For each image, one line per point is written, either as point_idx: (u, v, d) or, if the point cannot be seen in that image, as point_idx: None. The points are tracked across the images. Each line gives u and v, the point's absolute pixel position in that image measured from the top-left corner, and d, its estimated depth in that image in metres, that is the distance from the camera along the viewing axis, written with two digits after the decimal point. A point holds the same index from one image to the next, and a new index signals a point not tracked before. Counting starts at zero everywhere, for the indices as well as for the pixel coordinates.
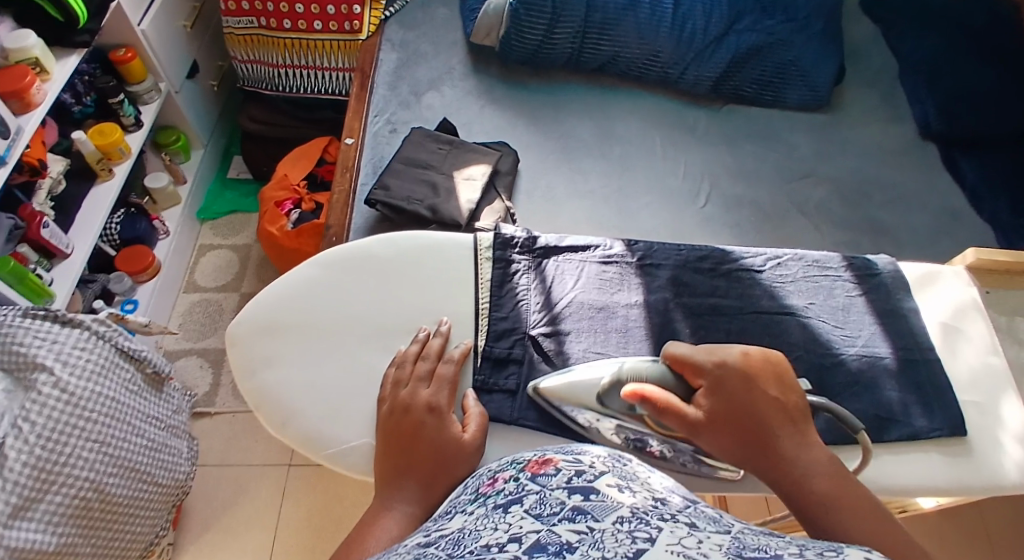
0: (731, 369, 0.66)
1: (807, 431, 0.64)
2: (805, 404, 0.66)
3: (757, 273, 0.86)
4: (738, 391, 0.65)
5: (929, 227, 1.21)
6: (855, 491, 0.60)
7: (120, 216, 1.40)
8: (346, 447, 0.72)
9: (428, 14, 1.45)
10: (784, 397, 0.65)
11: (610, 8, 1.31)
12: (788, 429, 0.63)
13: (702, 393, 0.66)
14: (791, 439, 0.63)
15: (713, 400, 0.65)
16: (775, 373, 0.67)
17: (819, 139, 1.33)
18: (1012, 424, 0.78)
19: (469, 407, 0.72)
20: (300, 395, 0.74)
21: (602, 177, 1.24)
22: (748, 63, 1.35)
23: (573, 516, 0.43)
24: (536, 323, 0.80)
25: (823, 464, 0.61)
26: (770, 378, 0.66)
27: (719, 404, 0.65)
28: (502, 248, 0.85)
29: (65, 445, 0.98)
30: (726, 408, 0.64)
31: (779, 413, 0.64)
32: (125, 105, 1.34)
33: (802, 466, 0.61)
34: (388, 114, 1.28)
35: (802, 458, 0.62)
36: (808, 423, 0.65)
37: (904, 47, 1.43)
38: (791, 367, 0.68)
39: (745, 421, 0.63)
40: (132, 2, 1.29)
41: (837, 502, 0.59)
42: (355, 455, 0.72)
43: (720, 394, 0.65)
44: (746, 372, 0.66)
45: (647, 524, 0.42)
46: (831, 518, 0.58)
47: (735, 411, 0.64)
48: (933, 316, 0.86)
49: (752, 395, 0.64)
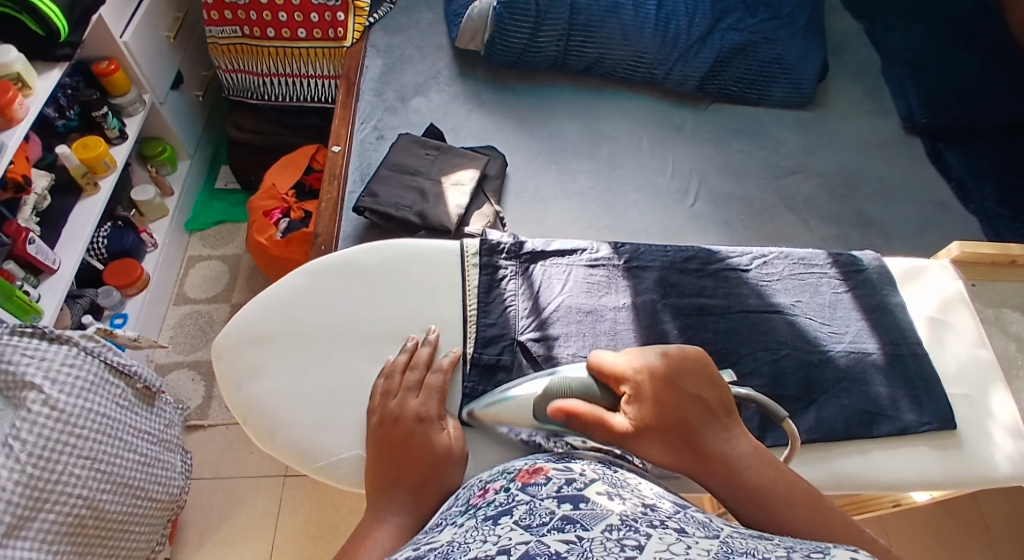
0: (652, 374, 0.66)
1: (731, 424, 0.64)
2: (726, 396, 0.66)
3: (743, 272, 0.86)
4: (663, 395, 0.64)
5: (917, 220, 1.22)
6: (791, 481, 0.60)
7: (107, 229, 1.39)
8: (336, 459, 0.72)
9: (412, 19, 1.45)
10: (708, 393, 0.65)
11: (594, 10, 1.31)
12: (714, 425, 0.63)
13: (627, 400, 0.65)
14: (721, 435, 0.63)
15: (639, 405, 0.64)
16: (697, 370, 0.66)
17: (805, 134, 1.34)
18: (1001, 416, 0.79)
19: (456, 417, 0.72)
20: (287, 407, 0.74)
21: (590, 178, 1.24)
22: (733, 61, 1.35)
23: (562, 526, 0.43)
24: (525, 329, 0.80)
25: (755, 458, 0.62)
26: (693, 377, 0.65)
27: (645, 409, 0.64)
28: (488, 254, 0.85)
29: (56, 463, 0.97)
30: (654, 412, 0.63)
31: (705, 412, 0.64)
32: (109, 118, 1.33)
33: (734, 462, 0.61)
34: (374, 120, 1.28)
35: (732, 454, 0.62)
36: (735, 416, 0.65)
37: (888, 41, 1.44)
38: (709, 360, 0.67)
39: (674, 422, 0.63)
40: (114, 14, 1.29)
41: (774, 496, 0.59)
42: (345, 466, 0.71)
43: (645, 399, 0.64)
44: (668, 375, 0.65)
45: (636, 532, 0.42)
46: (771, 512, 0.59)
47: (664, 415, 0.63)
48: (920, 309, 0.86)
49: (677, 398, 0.64)
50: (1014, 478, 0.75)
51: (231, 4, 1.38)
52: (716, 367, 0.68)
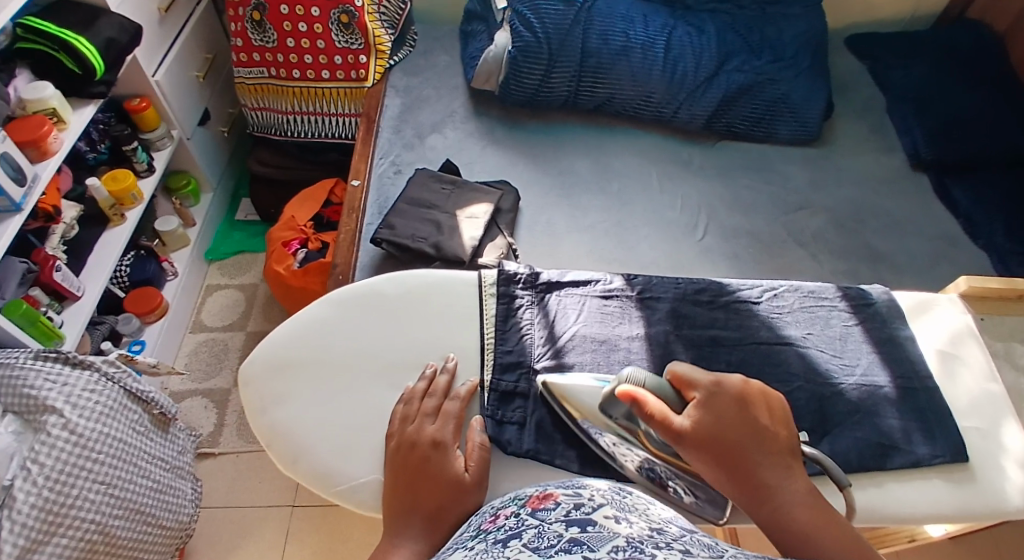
0: (726, 391, 0.68)
1: (792, 464, 0.65)
2: (792, 439, 0.67)
3: (754, 304, 0.88)
4: (730, 410, 0.66)
5: (925, 255, 1.23)
6: (837, 525, 0.60)
7: (130, 258, 1.44)
8: (356, 484, 0.73)
9: (430, 60, 1.50)
10: (773, 425, 0.67)
11: (604, 52, 1.36)
12: (774, 458, 0.64)
13: (695, 405, 0.67)
14: (776, 465, 0.64)
15: (704, 413, 0.66)
16: (771, 406, 0.68)
17: (812, 172, 1.37)
18: (1013, 449, 0.79)
19: (472, 437, 0.73)
20: (310, 431, 0.76)
21: (602, 213, 1.27)
22: (739, 101, 1.39)
23: (569, 547, 0.44)
24: (541, 357, 0.81)
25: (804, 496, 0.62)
26: (762, 407, 0.68)
27: (710, 418, 0.65)
28: (506, 284, 0.87)
29: (72, 487, 0.99)
30: (716, 424, 0.65)
31: (770, 444, 0.65)
32: (138, 152, 1.38)
33: (783, 494, 0.62)
34: (393, 155, 1.32)
35: (783, 487, 0.63)
36: (795, 455, 0.66)
37: (891, 82, 1.47)
38: (784, 403, 0.70)
39: (732, 438, 0.64)
40: (147, 54, 1.34)
41: (815, 532, 0.59)
42: (365, 490, 0.73)
43: (713, 412, 0.66)
44: (740, 396, 0.67)
45: (642, 552, 0.44)
46: (809, 547, 0.59)
47: (724, 428, 0.65)
48: (930, 342, 0.87)
49: (744, 420, 0.66)
50: None
51: (259, 46, 1.44)
52: (791, 414, 0.70)
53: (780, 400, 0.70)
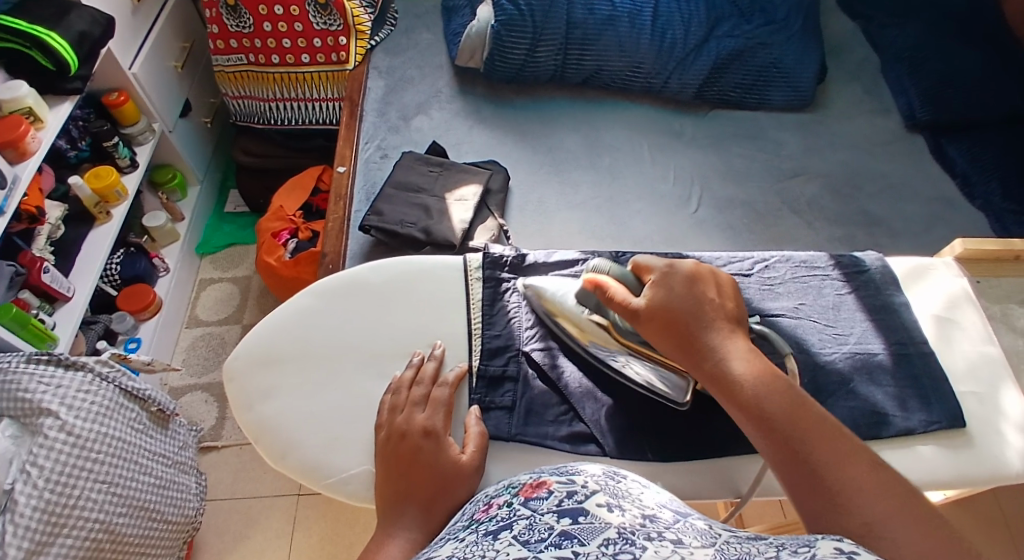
0: (678, 271, 0.70)
1: (738, 332, 0.66)
2: (740, 311, 0.69)
3: (745, 277, 0.86)
4: (681, 287, 0.68)
5: (923, 217, 1.21)
6: (781, 385, 0.61)
7: (120, 256, 1.42)
8: (345, 475, 0.72)
9: (413, 39, 1.47)
10: (721, 299, 0.68)
11: (590, 24, 1.33)
12: (720, 324, 0.66)
13: (649, 285, 0.70)
14: (723, 335, 0.65)
15: (657, 292, 0.69)
16: (721, 284, 0.70)
17: (806, 137, 1.34)
18: (1011, 413, 0.78)
19: (468, 427, 0.72)
20: (298, 426, 0.75)
21: (593, 188, 1.26)
22: (730, 67, 1.36)
23: (560, 541, 0.43)
24: (530, 340, 0.80)
25: (751, 361, 0.63)
26: (714, 285, 0.69)
27: (661, 295, 0.68)
28: (492, 267, 0.86)
29: (73, 488, 0.99)
30: (665, 299, 0.68)
31: (716, 312, 0.67)
32: (120, 147, 1.35)
33: (725, 353, 0.64)
34: (378, 140, 1.30)
35: (726, 348, 0.64)
36: (742, 327, 0.67)
37: (886, 40, 1.43)
38: (735, 283, 0.71)
39: (677, 313, 0.67)
40: (121, 47, 1.32)
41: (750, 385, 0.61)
42: (356, 482, 0.72)
43: (664, 288, 0.69)
44: (692, 275, 0.69)
45: (633, 545, 0.44)
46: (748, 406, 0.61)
47: (672, 305, 0.67)
48: (926, 308, 0.85)
49: (691, 292, 0.68)
50: None
51: (236, 32, 1.41)
52: (743, 296, 0.71)
53: (731, 282, 0.72)
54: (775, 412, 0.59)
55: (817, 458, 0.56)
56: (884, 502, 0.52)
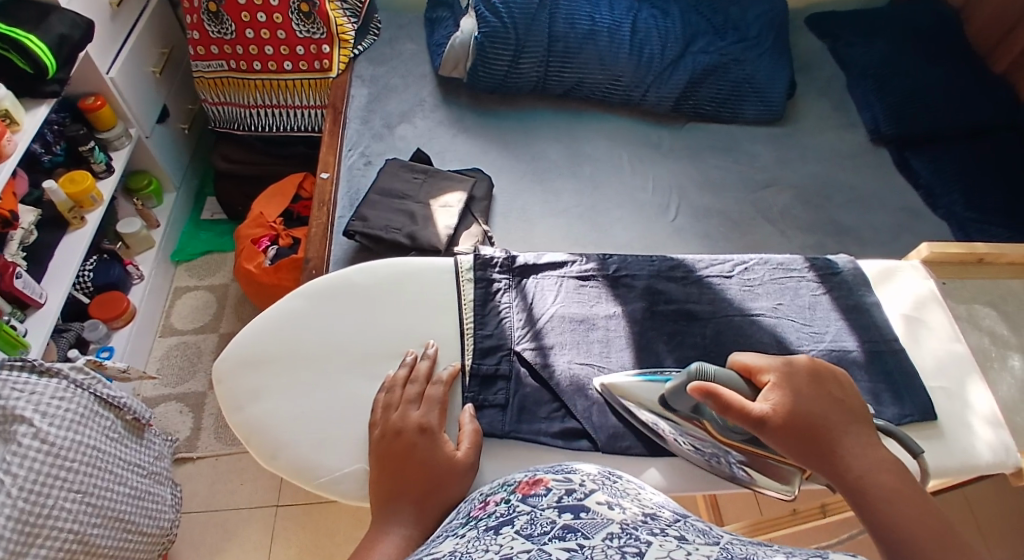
0: (798, 371, 0.68)
1: (871, 436, 0.65)
2: (865, 409, 0.68)
3: (726, 279, 0.88)
4: (808, 390, 0.66)
5: (889, 226, 1.27)
6: (918, 497, 0.61)
7: (93, 261, 1.39)
8: (339, 474, 0.72)
9: (395, 49, 1.49)
10: (846, 399, 0.67)
11: (571, 37, 1.36)
12: (852, 430, 0.65)
13: (770, 389, 0.66)
14: (857, 443, 0.64)
15: (783, 396, 0.65)
16: (840, 380, 0.69)
17: (778, 149, 1.39)
18: (980, 407, 0.81)
19: (462, 424, 0.73)
20: (288, 426, 0.74)
21: (574, 197, 1.29)
22: (705, 82, 1.40)
23: (564, 534, 0.44)
24: (521, 339, 0.81)
25: (878, 454, 0.64)
26: (834, 384, 0.68)
27: (790, 401, 0.65)
28: (482, 269, 0.86)
29: (47, 497, 0.96)
30: (797, 404, 0.65)
31: (846, 417, 0.66)
32: (96, 152, 1.34)
33: (865, 465, 0.63)
34: (362, 147, 1.32)
35: (864, 458, 0.63)
36: (873, 427, 0.67)
37: (853, 58, 1.49)
38: (850, 379, 0.71)
39: (809, 417, 0.64)
40: (100, 51, 1.31)
41: (895, 499, 0.60)
42: (348, 481, 0.71)
43: (790, 392, 0.66)
44: (813, 376, 0.68)
45: (636, 539, 0.44)
46: (891, 522, 0.60)
47: (806, 412, 0.64)
48: (896, 308, 0.89)
49: (820, 395, 0.66)
50: (996, 465, 0.77)
51: (218, 39, 1.40)
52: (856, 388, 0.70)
53: (843, 373, 0.71)
54: (907, 514, 0.60)
55: None
56: None
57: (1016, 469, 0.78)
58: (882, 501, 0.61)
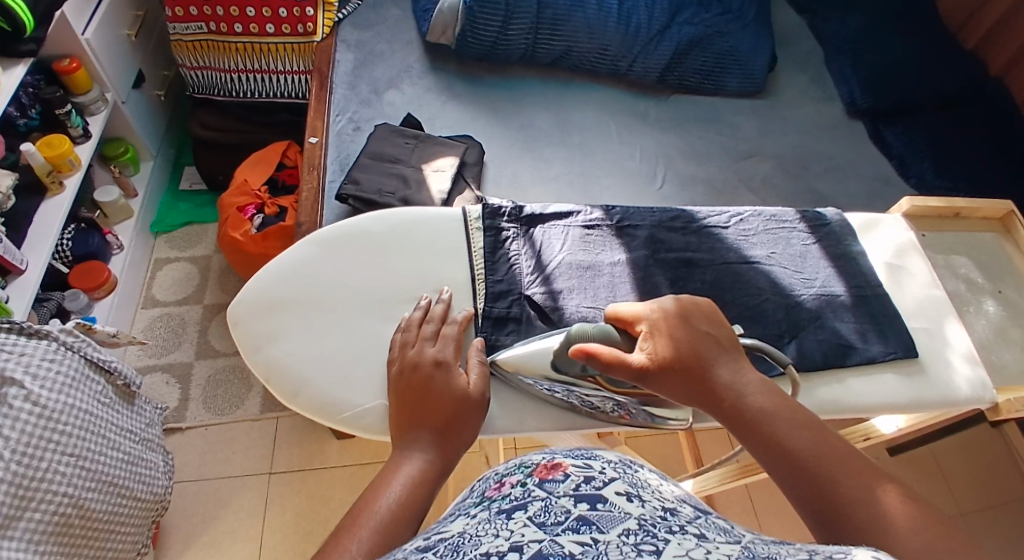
0: (666, 313, 0.69)
1: (740, 362, 0.65)
2: (734, 338, 0.68)
3: (722, 229, 0.90)
4: (674, 329, 0.67)
5: (864, 192, 1.32)
6: (793, 412, 0.60)
7: (70, 231, 1.35)
8: (361, 410, 0.72)
9: (381, 15, 1.47)
10: (714, 330, 0.67)
11: (560, 5, 1.37)
12: (721, 358, 0.65)
13: (645, 337, 0.68)
14: (731, 371, 0.64)
15: (656, 342, 0.67)
16: (705, 312, 0.69)
17: (759, 120, 1.43)
18: (957, 345, 0.84)
19: (471, 360, 0.73)
20: (308, 366, 0.74)
21: (565, 164, 1.31)
22: (691, 53, 1.43)
23: (578, 527, 0.41)
24: (530, 285, 0.83)
25: (748, 378, 0.63)
26: (702, 317, 0.68)
27: (662, 344, 0.66)
28: (491, 218, 0.87)
29: (40, 460, 0.94)
30: (666, 346, 0.66)
31: (714, 346, 0.66)
32: (73, 116, 1.30)
33: (738, 390, 0.63)
34: (349, 112, 1.31)
35: (737, 383, 0.63)
36: (742, 354, 0.67)
37: (830, 33, 1.54)
38: (718, 311, 0.71)
39: (681, 356, 0.65)
40: (75, 11, 1.27)
41: (770, 418, 0.60)
42: (370, 416, 0.72)
43: (660, 335, 0.67)
44: (680, 313, 0.68)
45: (654, 537, 0.40)
46: (769, 439, 0.59)
47: (676, 351, 0.65)
48: (878, 257, 0.91)
49: (686, 332, 0.66)
50: (974, 398, 0.80)
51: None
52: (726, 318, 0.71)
53: (711, 305, 0.71)
54: (785, 431, 0.59)
55: (843, 488, 0.54)
56: (892, 513, 0.52)
57: (994, 404, 0.81)
58: (758, 423, 0.60)
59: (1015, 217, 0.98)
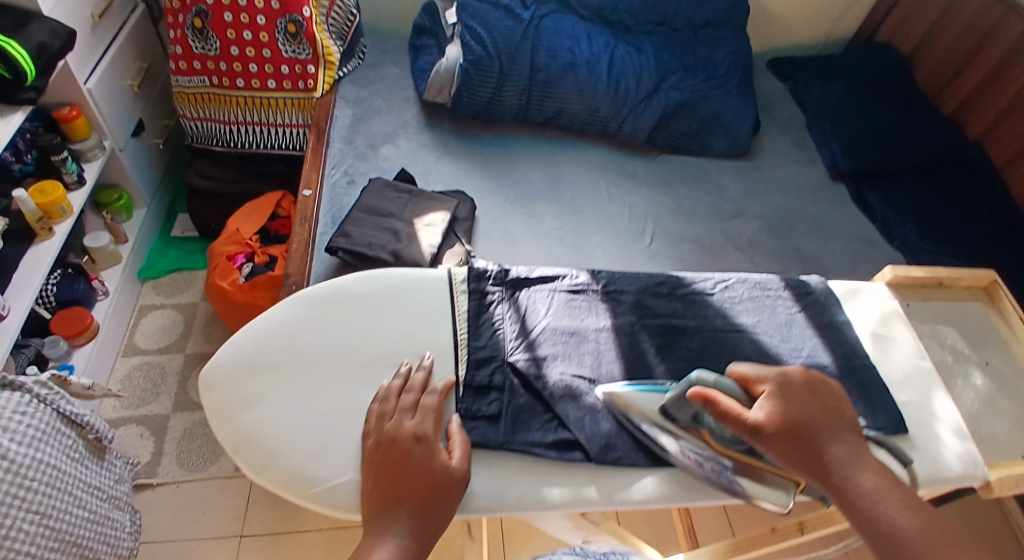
0: (794, 380, 0.71)
1: (857, 441, 0.68)
2: (854, 416, 0.71)
3: (708, 295, 0.90)
4: (801, 397, 0.69)
5: (849, 253, 1.33)
6: (903, 496, 0.64)
7: (57, 277, 1.35)
8: (333, 484, 0.69)
9: (380, 74, 1.53)
10: (836, 406, 0.70)
11: (552, 69, 1.41)
12: (840, 434, 0.68)
13: (767, 398, 0.69)
14: (844, 448, 0.67)
15: (779, 405, 0.68)
16: (831, 388, 0.72)
17: (744, 181, 1.46)
18: (945, 418, 0.81)
19: (452, 434, 0.72)
20: (282, 434, 0.72)
21: (555, 220, 1.32)
22: (677, 116, 1.47)
23: None
24: (514, 350, 0.82)
25: (863, 458, 0.67)
26: (826, 392, 0.71)
27: (785, 408, 0.68)
28: (476, 281, 0.87)
29: (4, 519, 0.91)
30: (789, 411, 0.68)
31: (830, 421, 0.69)
32: (69, 163, 1.30)
33: (850, 468, 0.66)
34: (345, 166, 1.33)
35: (849, 461, 0.66)
36: (860, 435, 0.70)
37: (810, 99, 1.59)
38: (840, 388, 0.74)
39: (802, 425, 0.67)
40: (79, 61, 1.29)
41: (880, 499, 0.64)
42: (342, 491, 0.69)
43: (784, 400, 0.69)
44: (806, 384, 0.71)
45: None
46: (875, 519, 0.63)
47: (800, 419, 0.68)
48: (863, 326, 0.90)
49: (813, 403, 0.69)
50: (965, 476, 0.77)
51: (201, 55, 1.40)
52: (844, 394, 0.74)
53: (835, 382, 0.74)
54: (889, 513, 0.63)
55: None
56: None
57: (986, 481, 0.78)
58: (869, 501, 0.64)
59: (998, 286, 0.98)
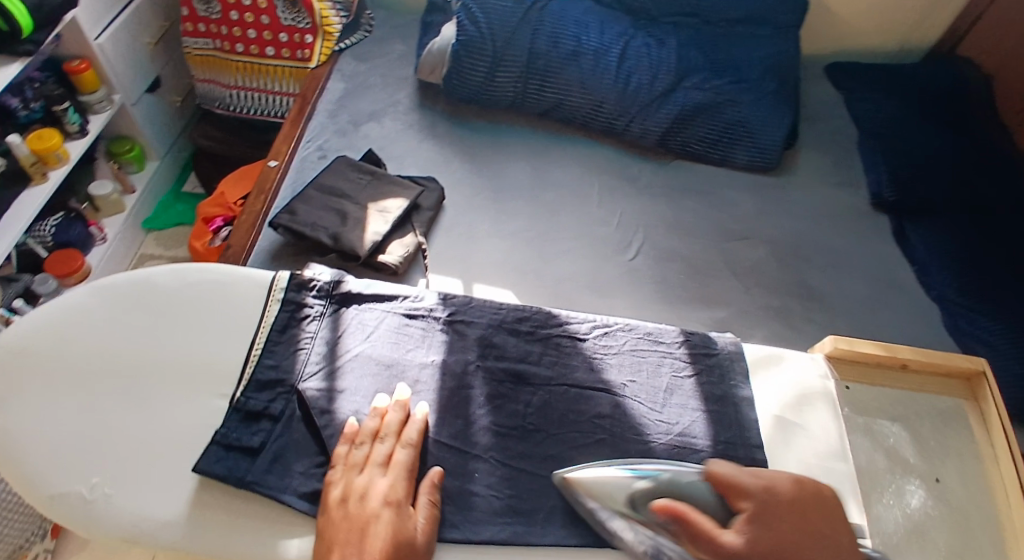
0: (780, 496, 0.64)
1: None
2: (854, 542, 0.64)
3: (579, 340, 0.82)
4: (783, 523, 0.62)
5: (866, 297, 1.12)
6: None
7: (56, 219, 1.39)
8: (60, 494, 0.65)
9: (384, 49, 1.46)
10: (835, 533, 0.64)
11: (553, 55, 1.28)
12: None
13: (744, 519, 0.61)
14: None
15: (755, 529, 0.61)
16: (824, 500, 0.66)
17: (762, 200, 1.25)
18: None
19: (421, 494, 0.66)
20: (27, 434, 0.67)
21: (529, 220, 1.20)
22: (697, 119, 1.29)
23: None
24: (310, 376, 0.74)
25: None
26: (816, 509, 0.65)
27: (760, 533, 0.61)
28: (297, 290, 0.81)
29: None
30: (767, 535, 0.61)
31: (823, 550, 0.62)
32: (70, 114, 1.35)
33: None
34: (320, 141, 1.27)
35: None
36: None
37: (862, 116, 1.35)
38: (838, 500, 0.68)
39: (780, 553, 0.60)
40: (89, 17, 1.32)
41: None
42: (67, 504, 0.64)
43: (770, 521, 0.62)
44: (796, 503, 0.64)
45: None
46: None
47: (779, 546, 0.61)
48: (768, 405, 0.79)
49: (802, 525, 0.63)
50: None
51: (205, 17, 1.39)
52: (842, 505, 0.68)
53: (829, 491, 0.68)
54: None
55: None
56: None
57: None
58: None
59: (984, 378, 0.83)
